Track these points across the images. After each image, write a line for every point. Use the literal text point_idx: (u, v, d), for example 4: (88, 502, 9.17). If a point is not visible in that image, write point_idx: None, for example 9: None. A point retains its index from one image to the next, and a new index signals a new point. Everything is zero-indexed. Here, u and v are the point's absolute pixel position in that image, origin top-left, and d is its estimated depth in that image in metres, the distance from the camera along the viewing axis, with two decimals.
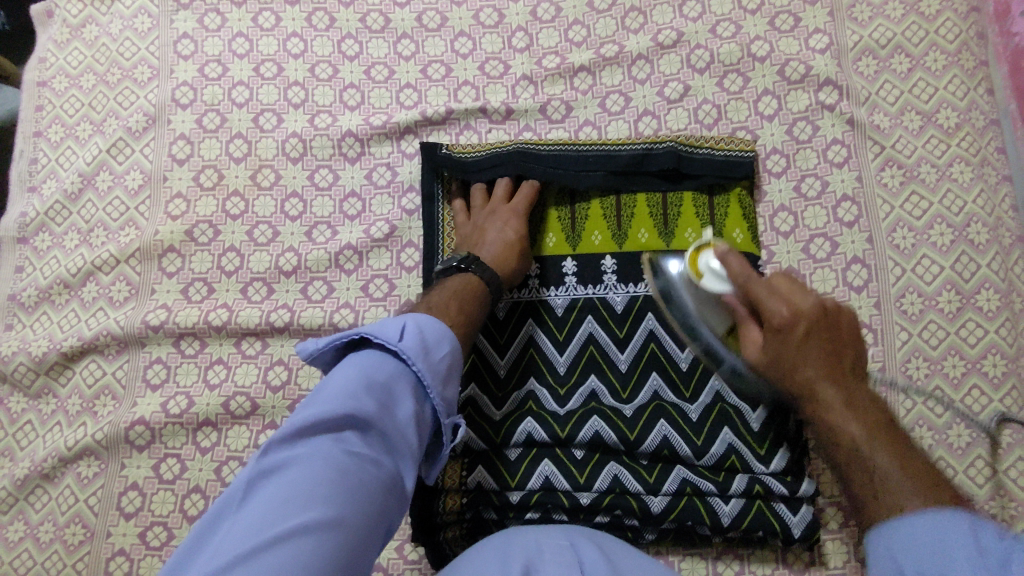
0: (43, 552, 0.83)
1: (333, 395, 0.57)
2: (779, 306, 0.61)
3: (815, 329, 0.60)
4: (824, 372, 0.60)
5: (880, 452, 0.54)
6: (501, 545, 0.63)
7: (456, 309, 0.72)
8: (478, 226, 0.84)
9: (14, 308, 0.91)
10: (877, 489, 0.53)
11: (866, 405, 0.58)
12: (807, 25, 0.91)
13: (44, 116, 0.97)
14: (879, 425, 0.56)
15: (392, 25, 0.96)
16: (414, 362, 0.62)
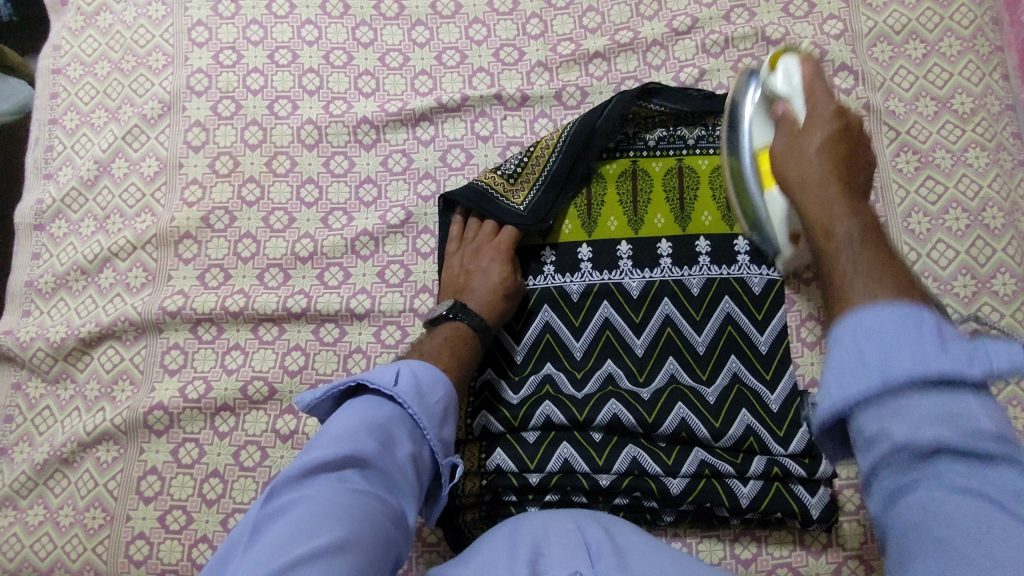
0: (63, 536, 0.83)
1: (333, 438, 0.59)
2: (813, 164, 0.58)
3: (841, 134, 0.60)
4: (836, 178, 0.56)
5: (861, 245, 0.50)
6: (509, 529, 0.64)
7: (450, 351, 0.75)
8: (464, 265, 0.83)
9: (32, 294, 0.91)
10: (830, 236, 0.52)
11: (867, 209, 0.53)
12: (821, 11, 0.91)
13: (58, 103, 0.97)
14: (874, 230, 0.51)
15: (406, 13, 0.96)
16: (409, 406, 0.65)
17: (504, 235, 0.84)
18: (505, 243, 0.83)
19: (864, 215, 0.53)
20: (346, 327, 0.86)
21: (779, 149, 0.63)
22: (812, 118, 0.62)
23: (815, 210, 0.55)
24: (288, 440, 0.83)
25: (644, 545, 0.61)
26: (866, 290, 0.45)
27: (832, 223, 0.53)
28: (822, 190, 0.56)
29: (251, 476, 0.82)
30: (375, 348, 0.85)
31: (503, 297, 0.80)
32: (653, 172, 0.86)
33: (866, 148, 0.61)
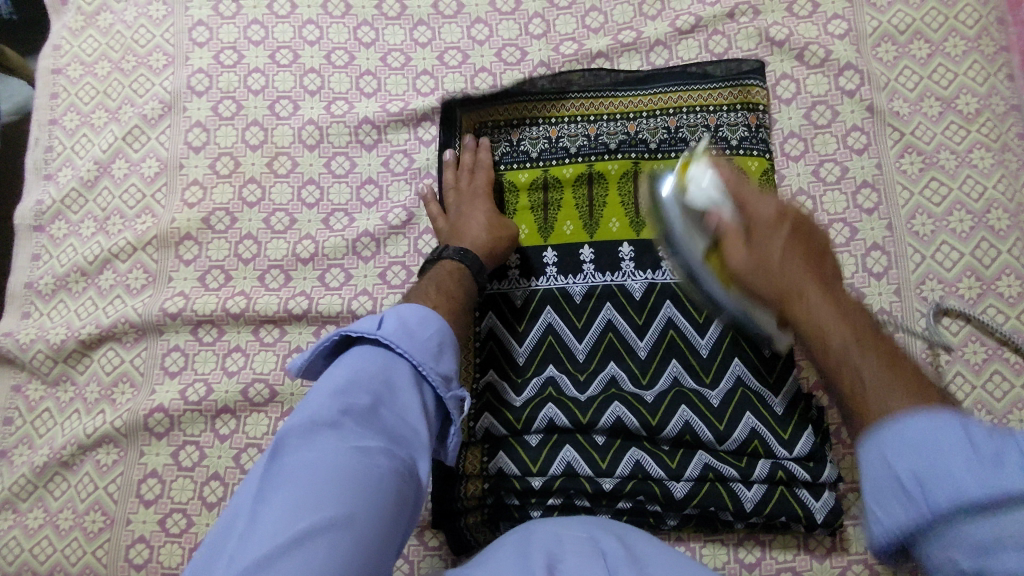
0: (62, 539, 0.83)
1: (324, 399, 0.57)
2: (777, 249, 0.58)
3: (797, 228, 0.59)
4: (814, 276, 0.56)
5: (862, 356, 0.48)
6: (521, 536, 0.63)
7: (435, 291, 0.73)
8: (452, 221, 0.84)
9: (31, 296, 0.91)
10: (828, 356, 0.51)
11: (854, 309, 0.53)
12: (825, 11, 0.91)
13: (58, 103, 0.96)
14: (868, 334, 0.50)
15: (408, 12, 0.95)
16: (397, 345, 0.62)
17: (480, 182, 0.86)
18: (481, 183, 0.86)
19: (858, 316, 0.52)
20: (348, 328, 0.86)
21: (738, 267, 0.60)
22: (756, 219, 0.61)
23: (798, 312, 0.55)
24: None
25: (663, 555, 0.60)
26: (894, 404, 0.44)
27: (811, 320, 0.53)
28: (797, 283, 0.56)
29: None
30: None
31: (489, 224, 0.82)
32: (656, 173, 0.86)
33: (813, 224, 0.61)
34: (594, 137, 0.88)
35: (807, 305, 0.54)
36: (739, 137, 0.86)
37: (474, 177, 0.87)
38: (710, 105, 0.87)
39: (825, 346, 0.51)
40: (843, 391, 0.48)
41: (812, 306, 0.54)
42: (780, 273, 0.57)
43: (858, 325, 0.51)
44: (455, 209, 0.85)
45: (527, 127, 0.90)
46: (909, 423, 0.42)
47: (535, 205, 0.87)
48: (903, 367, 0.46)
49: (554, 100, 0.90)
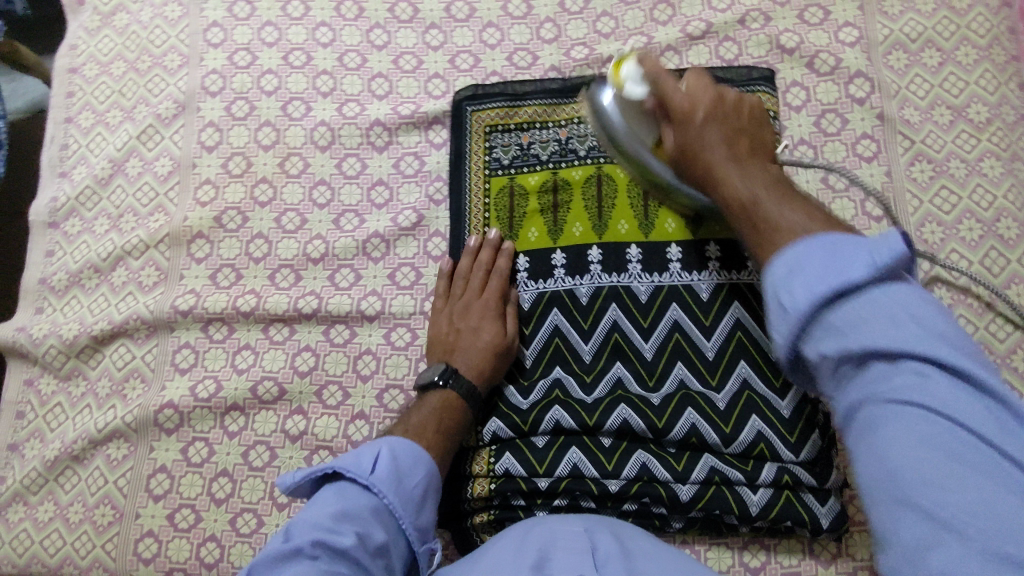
0: (72, 533, 0.84)
1: (309, 526, 0.58)
2: (715, 132, 0.63)
3: (729, 118, 0.64)
4: (745, 153, 0.63)
5: (805, 220, 0.52)
6: (519, 532, 0.64)
7: (434, 427, 0.74)
8: (453, 323, 0.82)
9: (45, 292, 0.92)
10: (778, 226, 0.52)
11: (757, 171, 0.62)
12: (836, 19, 0.91)
13: (74, 102, 0.98)
14: (788, 193, 0.58)
15: (420, 16, 0.96)
16: (385, 494, 0.64)
17: (493, 289, 0.83)
18: (493, 302, 0.82)
19: (757, 178, 0.60)
20: (356, 328, 0.87)
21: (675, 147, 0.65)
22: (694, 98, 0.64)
23: (719, 179, 0.62)
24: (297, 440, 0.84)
25: (655, 555, 0.60)
26: (805, 240, 0.49)
27: (751, 194, 0.58)
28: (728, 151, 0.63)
29: (260, 476, 0.83)
30: (385, 350, 0.86)
31: (493, 361, 0.79)
32: None
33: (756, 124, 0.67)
34: None
35: (722, 177, 0.62)
36: None
37: (488, 276, 0.84)
38: None
39: (749, 217, 0.57)
40: (761, 229, 0.55)
41: (734, 174, 0.61)
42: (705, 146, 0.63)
43: (779, 186, 0.59)
44: (456, 304, 0.83)
45: (537, 129, 0.90)
46: (805, 253, 0.43)
47: (545, 206, 0.87)
48: (808, 209, 0.54)
49: (564, 102, 0.90)
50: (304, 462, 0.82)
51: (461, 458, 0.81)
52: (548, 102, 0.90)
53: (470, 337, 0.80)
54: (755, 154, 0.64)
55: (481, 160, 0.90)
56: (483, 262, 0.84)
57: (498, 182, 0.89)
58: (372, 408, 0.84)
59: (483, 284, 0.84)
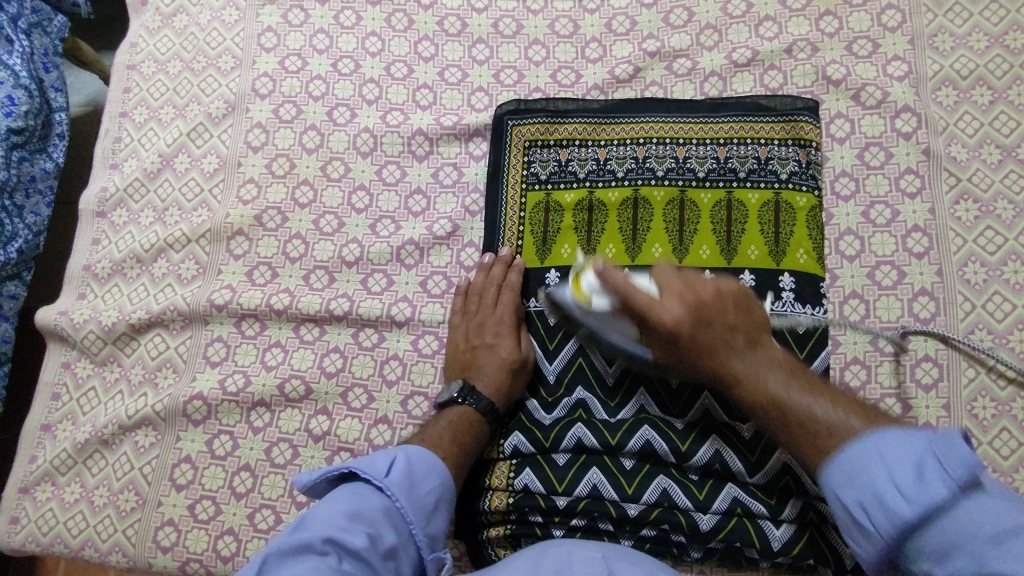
0: (96, 516, 0.85)
1: (319, 523, 0.58)
2: (717, 325, 0.66)
3: (703, 307, 0.66)
4: (747, 336, 0.66)
5: (832, 408, 0.60)
6: (535, 553, 0.63)
7: (451, 438, 0.75)
8: (470, 341, 0.82)
9: (88, 278, 0.95)
10: (739, 377, 0.65)
11: (765, 352, 0.66)
12: (886, 52, 0.90)
13: (130, 97, 1.01)
14: (797, 371, 0.65)
15: (468, 30, 0.98)
16: (398, 498, 0.64)
17: (506, 304, 0.83)
18: (507, 317, 0.83)
19: (768, 362, 0.65)
20: (385, 333, 0.87)
21: (661, 356, 0.70)
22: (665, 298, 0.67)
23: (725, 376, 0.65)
24: (319, 440, 0.84)
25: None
26: (800, 399, 0.62)
27: (749, 372, 0.64)
28: (727, 332, 0.66)
29: (281, 473, 0.84)
30: (412, 356, 0.86)
31: (510, 375, 0.80)
32: (702, 203, 0.86)
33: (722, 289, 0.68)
34: (642, 161, 0.89)
35: (688, 333, 0.65)
36: (788, 171, 0.86)
37: (503, 291, 0.84)
38: (761, 137, 0.87)
39: (749, 391, 0.64)
40: (796, 426, 0.61)
41: (747, 364, 0.65)
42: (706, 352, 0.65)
43: (746, 333, 0.66)
44: (473, 321, 0.84)
45: (576, 147, 0.90)
46: (878, 440, 0.54)
47: (579, 224, 0.87)
48: (826, 393, 0.62)
49: (604, 122, 0.91)
50: (325, 462, 0.83)
51: (479, 469, 0.80)
52: (588, 120, 0.91)
53: (486, 353, 0.80)
54: (734, 317, 0.66)
55: (518, 174, 0.90)
56: (495, 280, 0.85)
57: (534, 197, 0.89)
58: (395, 413, 0.84)
59: (496, 300, 0.84)
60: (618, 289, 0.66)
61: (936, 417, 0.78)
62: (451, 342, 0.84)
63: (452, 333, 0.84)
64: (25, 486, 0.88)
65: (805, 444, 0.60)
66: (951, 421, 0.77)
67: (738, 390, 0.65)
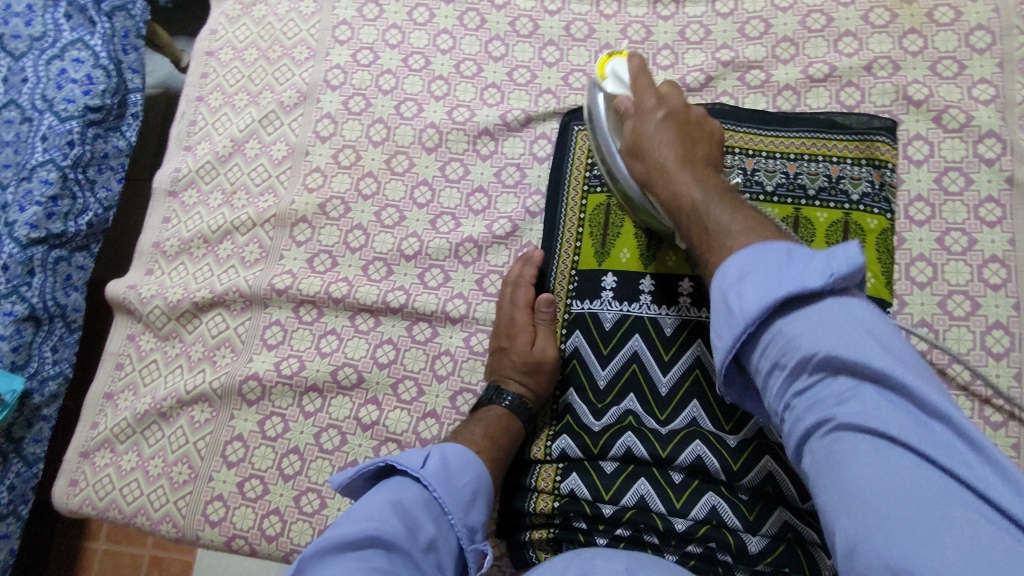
0: (150, 485, 0.88)
1: (360, 517, 0.59)
2: (665, 145, 0.68)
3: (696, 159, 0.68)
4: (682, 156, 0.68)
5: (747, 235, 0.58)
6: (567, 557, 0.63)
7: (482, 435, 0.75)
8: (494, 343, 0.83)
9: (157, 255, 0.98)
10: (721, 250, 0.58)
11: (711, 180, 0.66)
12: (972, 74, 0.87)
13: (207, 82, 1.04)
14: (726, 195, 0.65)
15: (540, 32, 0.98)
16: (435, 490, 0.65)
17: (521, 302, 0.83)
18: (522, 314, 0.83)
19: (733, 210, 0.63)
20: (439, 328, 0.88)
21: (642, 172, 0.70)
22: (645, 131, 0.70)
23: (666, 189, 0.67)
24: (368, 429, 0.85)
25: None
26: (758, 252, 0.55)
27: (703, 203, 0.64)
28: (693, 182, 0.66)
29: (329, 459, 0.85)
30: (463, 353, 0.87)
31: (529, 368, 0.79)
32: (768, 217, 0.84)
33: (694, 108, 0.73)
34: None
35: (671, 171, 0.67)
36: (860, 191, 0.83)
37: (517, 287, 0.84)
38: (833, 155, 0.85)
39: (696, 227, 0.64)
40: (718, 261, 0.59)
41: (675, 181, 0.66)
42: (669, 180, 0.67)
43: (721, 189, 0.66)
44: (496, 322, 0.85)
45: None
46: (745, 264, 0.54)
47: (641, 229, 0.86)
48: (745, 215, 0.62)
49: None
50: (372, 452, 0.84)
51: (523, 470, 0.81)
52: None
53: (508, 350, 0.81)
54: (706, 155, 0.69)
55: (581, 176, 0.90)
56: (511, 277, 0.85)
57: (595, 199, 0.88)
58: (443, 408, 0.85)
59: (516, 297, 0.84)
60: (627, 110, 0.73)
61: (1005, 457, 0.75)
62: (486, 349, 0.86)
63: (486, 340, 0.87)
64: (85, 451, 0.92)
65: (709, 249, 0.61)
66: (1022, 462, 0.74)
67: (700, 219, 0.63)
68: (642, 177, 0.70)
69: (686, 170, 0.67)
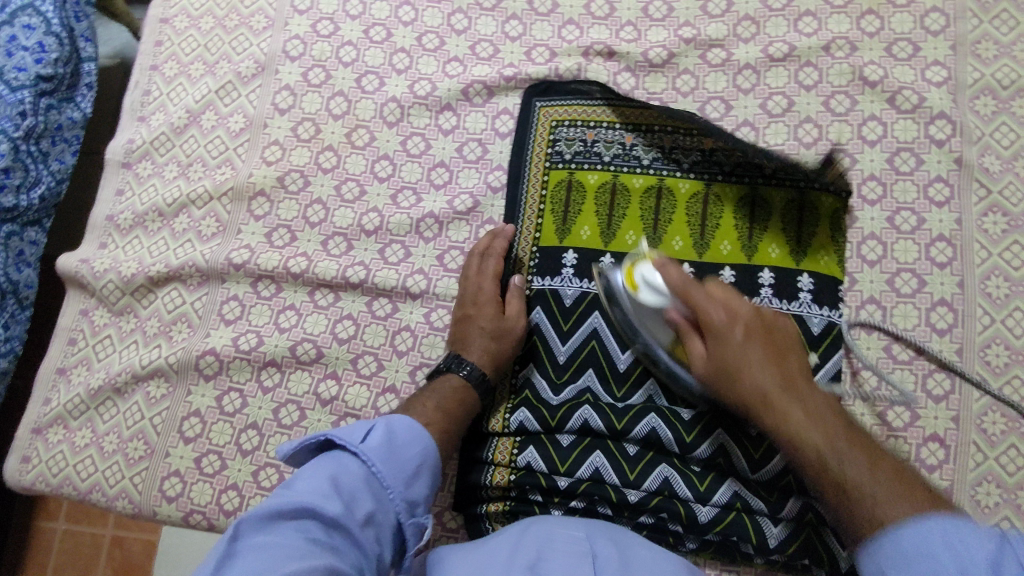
0: (105, 461, 0.87)
1: (291, 492, 0.58)
2: (743, 303, 0.69)
3: (748, 331, 0.67)
4: (767, 346, 0.67)
5: (824, 438, 0.61)
6: (517, 529, 0.64)
7: (436, 405, 0.75)
8: (460, 313, 0.83)
9: (110, 229, 0.96)
10: (846, 489, 0.58)
11: (811, 396, 0.64)
12: (926, 56, 0.88)
13: (162, 51, 1.01)
14: (792, 377, 0.66)
15: (503, 5, 0.97)
16: (374, 464, 0.64)
17: (488, 274, 0.83)
18: (490, 285, 0.83)
19: (812, 401, 0.64)
20: (399, 303, 0.88)
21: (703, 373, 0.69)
22: (715, 324, 0.67)
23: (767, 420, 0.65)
24: (327, 404, 0.85)
25: (655, 563, 0.59)
26: (895, 508, 0.54)
27: (779, 395, 0.65)
28: (778, 389, 0.65)
29: (287, 434, 0.85)
30: (423, 328, 0.87)
31: (495, 340, 0.80)
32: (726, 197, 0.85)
33: (773, 317, 0.70)
34: (668, 150, 0.88)
35: (740, 341, 0.67)
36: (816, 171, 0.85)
37: (484, 259, 0.85)
38: None
39: (761, 423, 0.66)
40: (811, 461, 0.61)
41: (792, 419, 0.63)
42: (743, 367, 0.66)
43: (785, 347, 0.68)
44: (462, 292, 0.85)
45: (603, 129, 0.90)
46: (896, 534, 0.52)
47: (601, 206, 0.87)
48: (800, 387, 0.65)
49: (632, 106, 0.90)
50: (331, 427, 0.84)
51: (482, 443, 0.81)
52: (618, 103, 0.90)
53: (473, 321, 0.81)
54: (798, 371, 0.67)
55: (543, 151, 0.90)
56: (479, 249, 0.85)
57: (557, 175, 0.89)
58: (403, 383, 0.85)
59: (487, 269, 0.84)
60: (675, 287, 0.68)
61: (946, 428, 0.77)
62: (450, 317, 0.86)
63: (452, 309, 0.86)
64: (38, 427, 0.90)
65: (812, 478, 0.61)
66: (960, 434, 0.77)
67: (739, 388, 0.66)
68: (704, 377, 0.69)
69: (764, 351, 0.66)
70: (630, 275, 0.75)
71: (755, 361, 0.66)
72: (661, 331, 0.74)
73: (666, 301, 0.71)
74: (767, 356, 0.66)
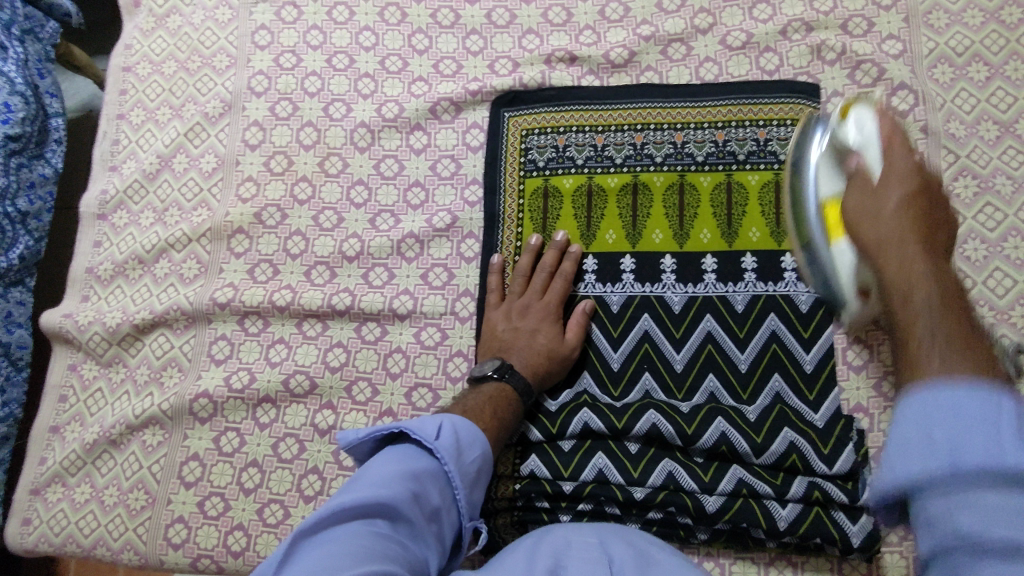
0: (107, 515, 0.86)
1: (369, 482, 0.57)
2: (904, 159, 0.59)
3: (915, 197, 0.57)
4: (917, 231, 0.54)
5: (932, 310, 0.46)
6: (532, 539, 0.62)
7: (491, 413, 0.73)
8: (510, 324, 0.82)
9: (91, 281, 0.95)
10: (905, 319, 0.47)
11: (945, 268, 0.51)
12: (881, 31, 0.89)
13: (127, 99, 1.02)
14: (952, 284, 0.49)
15: (462, 22, 0.98)
16: (446, 462, 0.63)
17: (556, 291, 0.83)
18: (554, 304, 0.83)
19: (949, 282, 0.49)
20: (388, 326, 0.88)
21: (850, 203, 0.62)
22: (890, 172, 0.60)
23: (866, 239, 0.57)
24: (326, 434, 0.85)
25: (672, 562, 0.58)
26: (941, 366, 0.41)
27: (912, 276, 0.50)
28: (900, 249, 0.53)
29: (289, 468, 0.84)
30: (415, 348, 0.86)
31: (548, 359, 0.80)
32: (701, 186, 0.86)
33: (948, 222, 0.57)
34: (640, 147, 0.89)
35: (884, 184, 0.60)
36: (788, 151, 0.85)
37: (551, 278, 0.84)
38: (759, 119, 0.87)
39: (899, 320, 0.48)
40: (901, 323, 0.48)
41: (901, 253, 0.52)
42: (874, 211, 0.58)
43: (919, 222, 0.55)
44: (511, 302, 0.84)
45: (573, 133, 0.91)
46: (938, 389, 0.38)
47: (579, 208, 0.88)
48: (960, 312, 0.46)
49: (601, 108, 0.91)
50: (332, 457, 0.84)
51: None
52: (585, 108, 0.91)
53: (526, 338, 0.80)
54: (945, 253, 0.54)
55: (516, 161, 0.91)
56: (552, 268, 0.84)
57: (532, 183, 0.90)
58: (400, 405, 0.85)
59: (546, 286, 0.84)
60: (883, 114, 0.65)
61: None
62: (488, 320, 0.84)
63: (489, 311, 0.84)
64: (35, 488, 0.89)
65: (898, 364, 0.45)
66: None
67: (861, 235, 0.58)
68: (847, 216, 0.62)
69: (902, 195, 0.57)
70: (845, 110, 0.72)
71: (888, 207, 0.57)
72: (830, 186, 0.71)
73: (857, 146, 0.67)
74: (910, 203, 0.56)
